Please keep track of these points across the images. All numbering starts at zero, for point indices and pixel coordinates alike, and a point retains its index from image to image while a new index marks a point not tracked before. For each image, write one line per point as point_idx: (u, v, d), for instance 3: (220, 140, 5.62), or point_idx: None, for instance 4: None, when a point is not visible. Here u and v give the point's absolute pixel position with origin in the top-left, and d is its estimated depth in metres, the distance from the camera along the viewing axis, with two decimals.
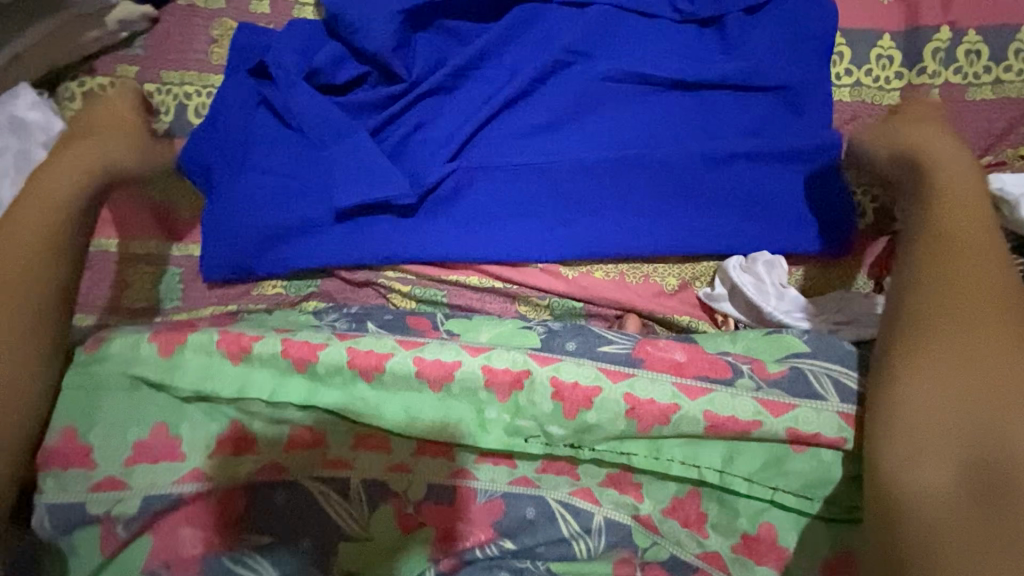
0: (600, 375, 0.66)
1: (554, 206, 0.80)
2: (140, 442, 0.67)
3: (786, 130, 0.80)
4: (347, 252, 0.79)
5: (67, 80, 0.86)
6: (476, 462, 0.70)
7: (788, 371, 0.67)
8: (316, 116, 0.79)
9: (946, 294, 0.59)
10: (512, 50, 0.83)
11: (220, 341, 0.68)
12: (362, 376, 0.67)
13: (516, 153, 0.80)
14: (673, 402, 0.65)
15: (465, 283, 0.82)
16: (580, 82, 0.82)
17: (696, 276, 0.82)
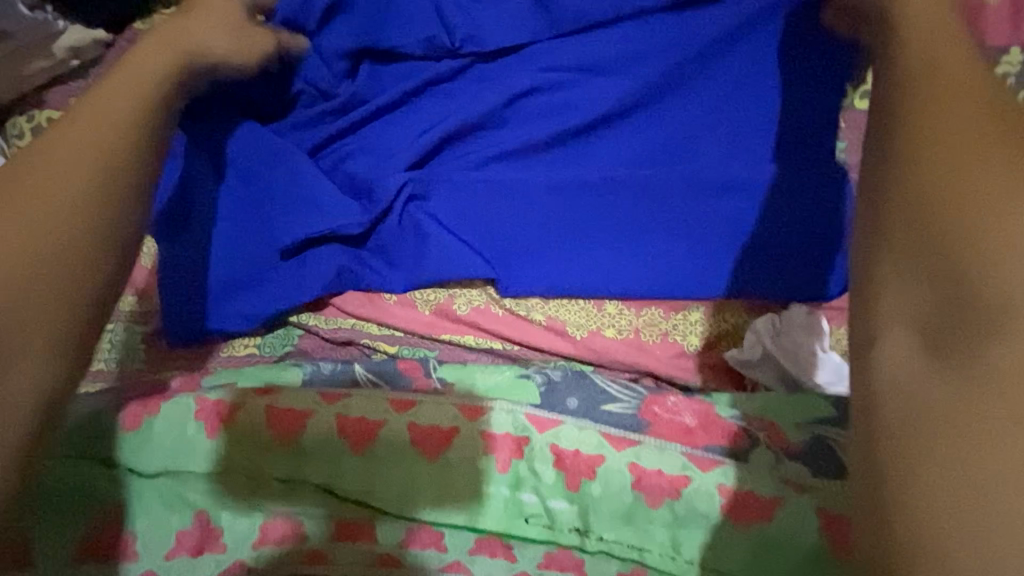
0: (603, 442, 0.57)
1: (544, 233, 0.72)
2: (88, 538, 0.55)
3: (798, 159, 0.73)
4: (305, 290, 0.71)
5: (15, 114, 0.76)
6: (469, 554, 0.60)
7: (806, 436, 0.56)
8: (252, 139, 0.73)
9: (955, 167, 0.32)
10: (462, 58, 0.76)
11: (199, 411, 0.59)
12: (350, 447, 0.59)
13: (476, 173, 0.74)
14: (683, 474, 0.54)
15: (458, 343, 0.74)
16: (557, 95, 0.75)
17: (717, 333, 0.72)
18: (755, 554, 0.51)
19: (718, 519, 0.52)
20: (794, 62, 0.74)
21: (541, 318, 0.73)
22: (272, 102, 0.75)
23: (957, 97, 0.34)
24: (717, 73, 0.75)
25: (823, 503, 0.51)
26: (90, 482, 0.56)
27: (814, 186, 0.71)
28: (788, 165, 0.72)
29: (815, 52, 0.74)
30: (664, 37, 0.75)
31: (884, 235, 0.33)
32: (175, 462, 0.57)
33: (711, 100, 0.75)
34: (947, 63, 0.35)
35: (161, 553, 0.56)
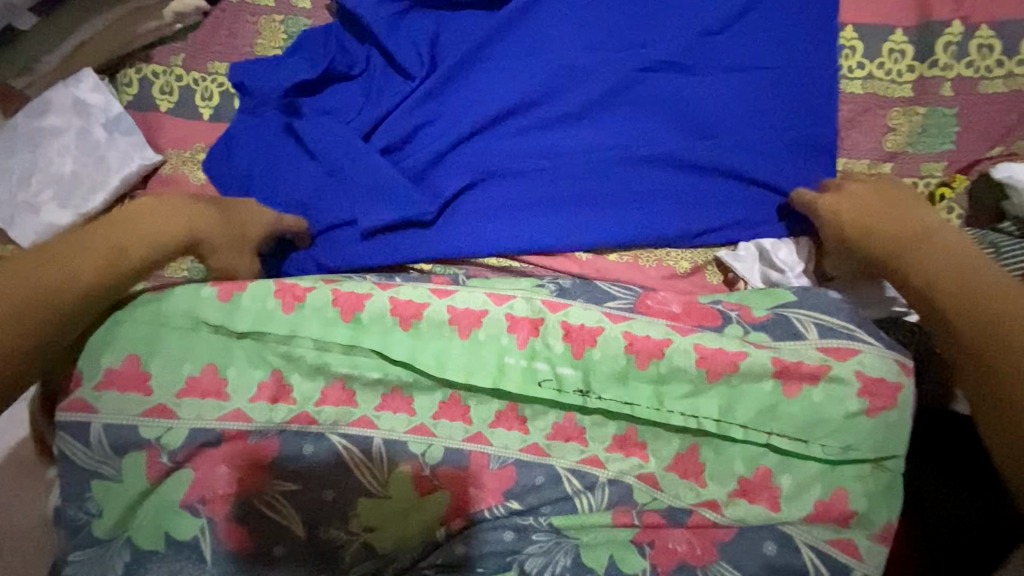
0: (603, 318, 0.69)
1: (586, 208, 0.85)
2: (191, 377, 0.71)
3: (798, 136, 0.83)
4: (385, 254, 0.85)
5: (125, 67, 0.93)
6: (490, 426, 0.72)
7: (773, 314, 0.68)
8: (336, 136, 0.86)
9: (935, 257, 0.68)
10: (514, 45, 0.89)
11: (277, 291, 0.73)
12: (399, 325, 0.72)
13: (526, 155, 0.87)
14: (666, 338, 0.66)
15: (483, 261, 0.87)
16: (578, 89, 0.87)
17: (706, 258, 0.85)
18: (724, 398, 0.65)
19: (696, 372, 0.65)
20: (789, 24, 0.84)
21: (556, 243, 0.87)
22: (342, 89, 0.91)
23: (947, 271, 0.66)
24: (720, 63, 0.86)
25: (778, 354, 0.63)
26: (194, 336, 0.72)
27: (792, 145, 0.83)
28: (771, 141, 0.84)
29: (805, 23, 0.84)
30: (674, 32, 0.87)
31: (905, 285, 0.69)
32: (257, 326, 0.71)
33: (713, 86, 0.85)
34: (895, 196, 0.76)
35: (247, 396, 0.71)
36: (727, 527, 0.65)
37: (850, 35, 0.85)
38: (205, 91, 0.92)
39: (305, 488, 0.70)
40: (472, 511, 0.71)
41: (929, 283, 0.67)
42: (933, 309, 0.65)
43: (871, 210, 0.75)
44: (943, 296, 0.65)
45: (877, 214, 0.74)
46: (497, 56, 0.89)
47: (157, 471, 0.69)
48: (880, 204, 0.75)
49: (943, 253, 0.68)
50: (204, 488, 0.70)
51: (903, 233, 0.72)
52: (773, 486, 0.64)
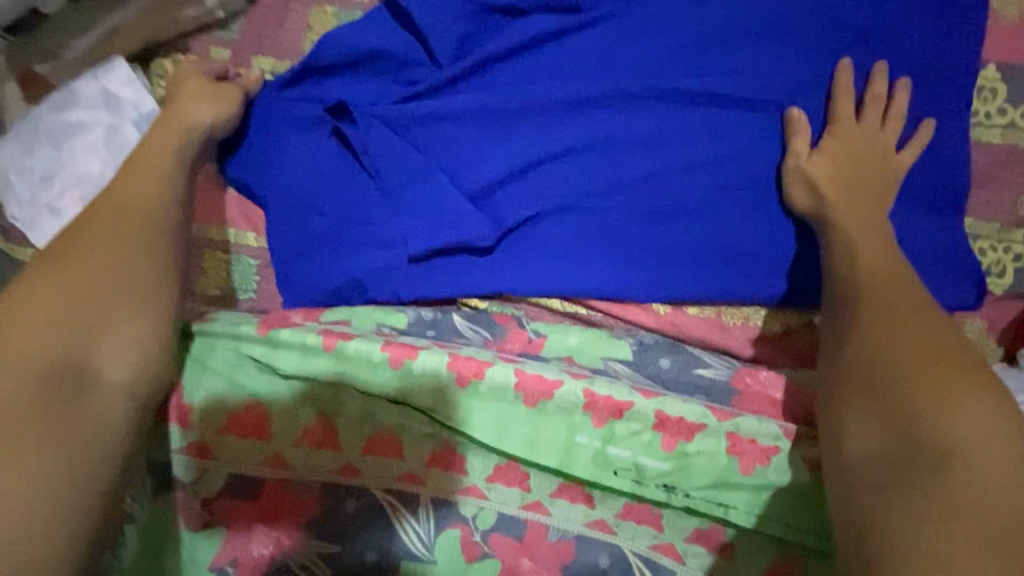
0: (706, 413, 0.61)
1: (663, 253, 0.74)
2: (233, 415, 0.65)
3: (923, 180, 0.72)
4: (432, 288, 0.75)
5: (160, 57, 0.84)
6: (551, 496, 0.65)
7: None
8: (389, 150, 0.74)
9: (904, 344, 0.54)
10: (594, 54, 0.76)
11: (321, 334, 0.66)
12: (456, 382, 0.63)
13: (599, 185, 0.75)
14: (775, 444, 0.60)
15: (545, 305, 0.77)
16: (662, 124, 0.75)
17: (799, 321, 0.75)
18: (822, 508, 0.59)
19: (807, 483, 0.59)
20: (926, 56, 0.72)
21: None
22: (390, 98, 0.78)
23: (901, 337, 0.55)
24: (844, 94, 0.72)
25: None
26: (236, 371, 0.66)
27: (915, 197, 0.72)
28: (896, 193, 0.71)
29: (942, 60, 0.72)
30: (787, 58, 0.74)
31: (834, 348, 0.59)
32: (302, 370, 0.65)
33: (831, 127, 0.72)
34: (888, 269, 0.61)
35: (291, 440, 0.65)
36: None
37: (991, 76, 0.73)
38: None
39: (345, 549, 0.63)
40: None
41: (895, 370, 0.53)
42: (875, 399, 0.53)
43: (870, 292, 0.59)
44: (919, 394, 0.51)
45: (877, 293, 0.59)
46: (573, 65, 0.77)
47: (196, 521, 0.64)
48: (886, 288, 0.59)
49: (926, 341, 0.54)
50: (238, 547, 0.63)
51: (909, 296, 0.58)
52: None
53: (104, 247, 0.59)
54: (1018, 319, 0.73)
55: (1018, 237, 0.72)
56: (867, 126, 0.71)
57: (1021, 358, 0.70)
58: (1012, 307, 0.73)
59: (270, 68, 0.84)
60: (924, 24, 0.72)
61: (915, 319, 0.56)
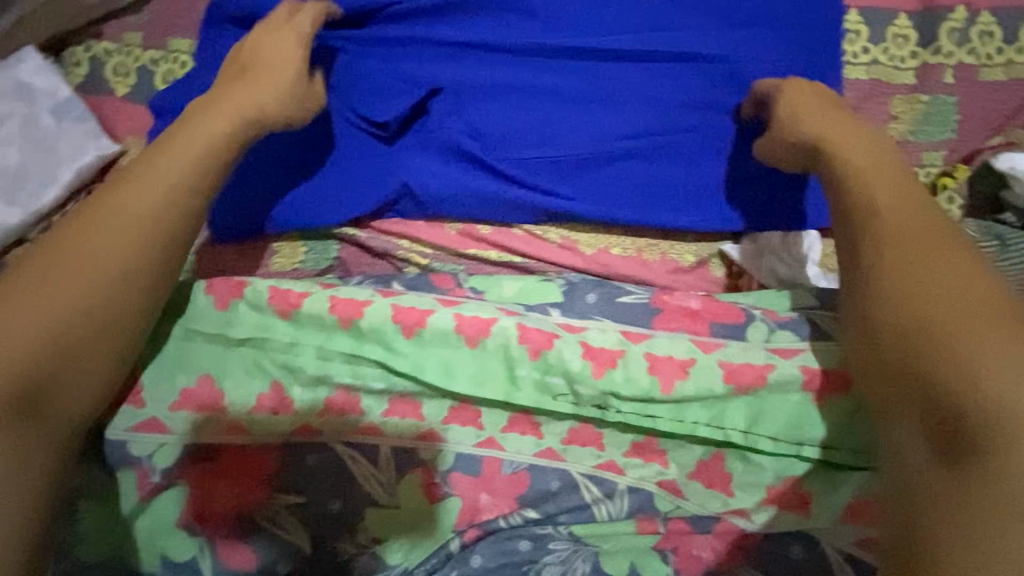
0: (624, 340, 0.67)
1: (583, 182, 0.81)
2: (187, 390, 0.66)
3: None
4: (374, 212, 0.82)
5: (73, 45, 0.84)
6: (501, 431, 0.69)
7: (798, 315, 0.69)
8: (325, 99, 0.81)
9: (959, 339, 0.46)
10: (509, 23, 0.83)
11: (270, 297, 0.67)
12: (402, 332, 0.66)
13: (527, 127, 0.82)
14: (689, 356, 0.66)
15: (484, 258, 0.82)
16: (573, 81, 0.83)
17: (711, 252, 0.83)
18: (765, 410, 0.64)
19: (722, 390, 0.64)
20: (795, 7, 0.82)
21: (556, 237, 0.82)
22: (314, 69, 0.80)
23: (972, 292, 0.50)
24: (726, 50, 0.82)
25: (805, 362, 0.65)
26: (187, 346, 0.67)
27: None
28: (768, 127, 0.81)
29: (811, 10, 0.82)
30: (676, 17, 0.83)
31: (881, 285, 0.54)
32: (256, 334, 0.66)
33: (715, 83, 0.82)
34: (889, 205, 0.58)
35: (243, 408, 0.66)
36: (756, 531, 0.64)
37: (854, 20, 0.83)
38: (165, 72, 0.83)
39: (311, 502, 0.65)
40: (484, 519, 0.68)
41: (993, 398, 0.43)
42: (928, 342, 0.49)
43: (884, 244, 0.55)
44: (1013, 438, 0.42)
45: (918, 254, 0.53)
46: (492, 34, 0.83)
47: (146, 490, 0.64)
48: (891, 228, 0.56)
49: (989, 339, 0.45)
50: (201, 505, 0.64)
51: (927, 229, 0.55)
52: (798, 491, 0.64)
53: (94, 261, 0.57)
54: None
55: None
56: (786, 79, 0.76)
57: None
58: None
59: (186, 47, 0.84)
60: None
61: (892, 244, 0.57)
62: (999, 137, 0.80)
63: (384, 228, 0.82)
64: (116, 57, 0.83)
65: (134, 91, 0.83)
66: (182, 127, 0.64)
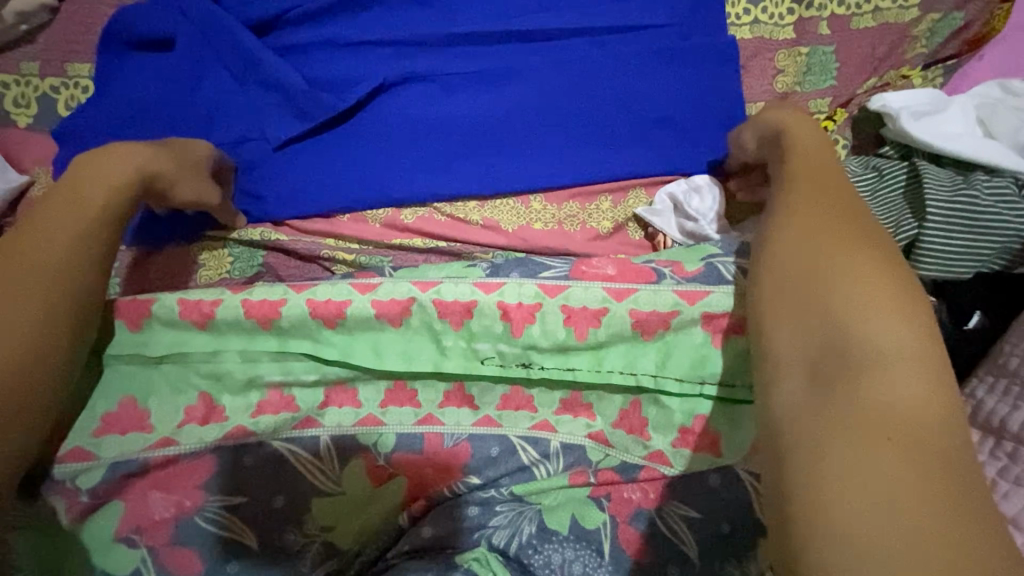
0: (540, 292, 0.69)
1: (495, 151, 0.84)
2: (109, 413, 0.67)
3: (698, 67, 0.85)
4: (300, 199, 0.82)
5: None
6: (439, 407, 0.71)
7: (704, 266, 0.71)
8: (232, 103, 0.82)
9: (864, 307, 0.50)
10: (407, 14, 0.85)
11: (181, 310, 0.67)
12: (324, 325, 0.68)
13: (437, 110, 0.84)
14: (603, 306, 0.68)
15: (408, 246, 0.84)
16: (475, 63, 0.85)
17: (626, 216, 0.86)
18: (681, 353, 0.68)
19: (634, 336, 0.68)
20: None
21: (478, 217, 0.85)
22: (219, 93, 0.82)
23: (849, 256, 0.54)
24: (621, 22, 0.86)
25: (708, 308, 0.67)
26: (109, 369, 0.68)
27: (697, 85, 0.85)
28: (671, 93, 0.85)
29: None
30: None
31: (792, 245, 0.57)
32: (175, 348, 0.67)
33: (616, 54, 0.85)
34: (819, 179, 0.63)
35: (174, 423, 0.67)
36: (674, 476, 0.67)
37: None
38: (68, 98, 0.83)
39: (254, 500, 0.66)
40: (430, 492, 0.70)
41: (878, 360, 0.47)
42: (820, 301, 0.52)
43: (811, 214, 0.59)
44: (882, 388, 0.45)
45: (832, 221, 0.58)
46: (391, 24, 0.85)
47: (77, 511, 0.63)
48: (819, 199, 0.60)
49: (883, 318, 0.49)
50: (138, 516, 0.63)
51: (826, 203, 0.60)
52: (707, 433, 0.68)
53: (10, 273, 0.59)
54: None
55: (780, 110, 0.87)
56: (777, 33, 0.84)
57: None
58: None
59: (87, 71, 0.84)
60: None
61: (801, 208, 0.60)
62: (876, 80, 0.87)
63: (305, 230, 0.84)
64: (14, 88, 0.82)
65: (36, 120, 0.83)
66: (106, 156, 0.69)
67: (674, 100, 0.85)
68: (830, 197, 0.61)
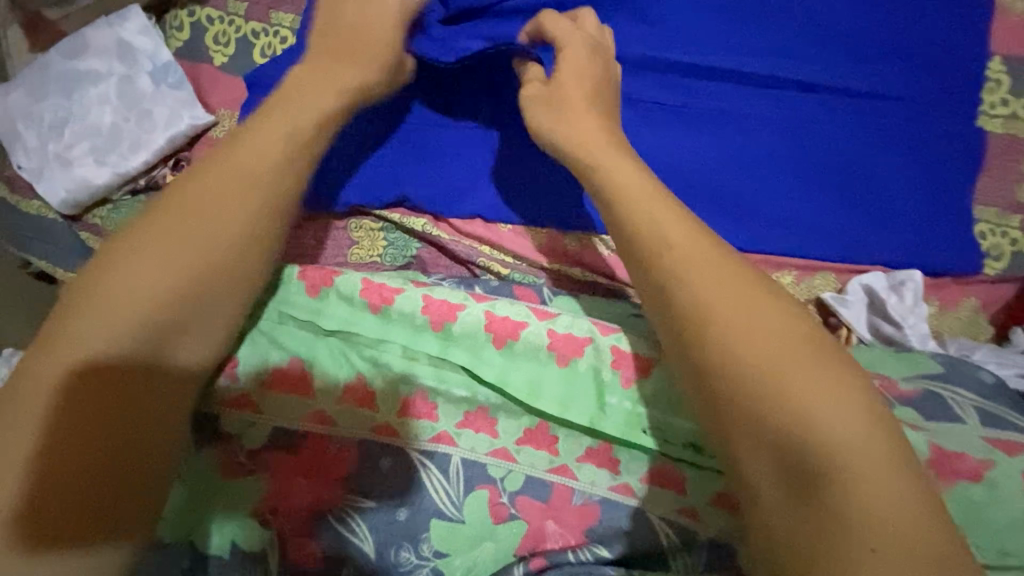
0: None
1: (688, 194, 0.76)
2: (278, 367, 0.65)
3: (933, 157, 0.76)
4: (472, 198, 0.79)
5: (177, 8, 0.82)
6: (576, 460, 0.66)
7: (920, 388, 0.58)
8: (432, 87, 0.79)
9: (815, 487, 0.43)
10: (631, 29, 0.78)
11: (363, 291, 0.67)
12: (494, 342, 0.66)
13: (635, 138, 0.77)
14: None
15: (566, 273, 0.79)
16: (690, 97, 0.78)
17: (808, 297, 0.77)
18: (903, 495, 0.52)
19: None
20: (937, 48, 0.77)
21: None
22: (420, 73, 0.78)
23: (809, 414, 0.44)
24: (855, 84, 0.77)
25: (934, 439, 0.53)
26: (280, 325, 0.67)
27: (929, 178, 0.76)
28: (896, 178, 0.76)
29: (957, 61, 0.77)
30: (810, 46, 0.77)
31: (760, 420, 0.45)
32: (346, 327, 0.66)
33: (843, 121, 0.77)
34: (740, 302, 0.49)
35: (332, 399, 0.64)
36: None
37: (999, 68, 0.77)
38: (264, 45, 0.81)
39: (380, 507, 0.63)
40: (550, 550, 0.65)
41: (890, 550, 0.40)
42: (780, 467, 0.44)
43: (769, 362, 0.46)
44: None
45: (771, 373, 0.46)
46: (610, 36, 0.78)
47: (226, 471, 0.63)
48: (741, 319, 0.48)
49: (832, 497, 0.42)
50: (279, 498, 0.62)
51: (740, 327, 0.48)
52: None
53: (178, 226, 0.55)
54: (1013, 301, 0.77)
55: (1015, 223, 0.77)
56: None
57: (1013, 337, 0.75)
58: (1006, 290, 0.77)
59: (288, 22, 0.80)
60: (943, 16, 0.77)
61: (747, 357, 0.47)
62: None
63: (466, 232, 0.79)
64: (217, 25, 0.81)
65: (230, 63, 0.81)
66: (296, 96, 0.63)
67: (899, 188, 0.76)
68: (751, 324, 0.48)
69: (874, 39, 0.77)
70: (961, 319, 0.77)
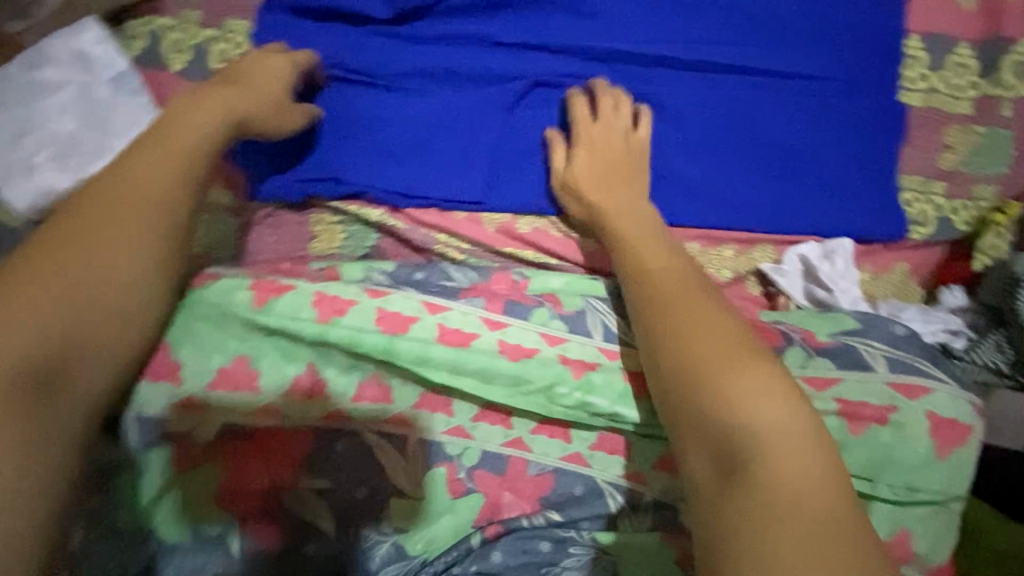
0: None
1: None
2: (222, 369, 0.67)
3: (859, 131, 0.81)
4: (423, 184, 0.81)
5: (131, 19, 0.85)
6: (530, 432, 0.69)
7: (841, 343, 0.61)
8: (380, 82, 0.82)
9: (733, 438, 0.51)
10: (568, 22, 0.82)
11: (310, 298, 0.67)
12: (441, 342, 0.66)
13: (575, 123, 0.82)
14: None
15: (522, 258, 0.83)
16: (626, 83, 0.82)
17: (748, 269, 0.82)
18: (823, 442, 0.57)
19: None
20: (858, 28, 0.81)
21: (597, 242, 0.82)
22: (370, 71, 0.82)
23: (726, 372, 0.54)
24: (783, 66, 0.81)
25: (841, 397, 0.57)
26: (220, 328, 0.67)
27: (857, 152, 0.80)
28: (826, 152, 0.80)
29: (878, 42, 0.81)
30: (738, 31, 0.81)
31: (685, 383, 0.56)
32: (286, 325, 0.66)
33: (774, 100, 0.81)
34: (684, 292, 0.62)
35: (281, 391, 0.66)
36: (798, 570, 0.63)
37: (915, 45, 0.82)
38: (219, 51, 0.84)
39: (338, 487, 0.66)
40: (506, 517, 0.68)
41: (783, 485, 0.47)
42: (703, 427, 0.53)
43: (697, 331, 0.58)
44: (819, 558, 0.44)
45: (698, 342, 0.57)
46: (549, 29, 0.82)
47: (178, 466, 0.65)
48: (683, 302, 0.60)
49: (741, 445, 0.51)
50: (235, 485, 0.65)
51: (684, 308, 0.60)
52: None
53: (103, 232, 0.58)
54: (938, 264, 0.82)
55: (938, 189, 0.81)
56: (944, 113, 0.81)
57: (941, 297, 0.79)
58: (932, 253, 0.82)
59: (243, 29, 0.84)
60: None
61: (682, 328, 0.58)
62: None
63: (422, 222, 0.82)
64: (172, 33, 0.84)
65: (186, 70, 0.84)
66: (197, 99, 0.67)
67: (830, 162, 0.80)
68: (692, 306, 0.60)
69: (800, 22, 0.81)
70: (891, 283, 0.82)
